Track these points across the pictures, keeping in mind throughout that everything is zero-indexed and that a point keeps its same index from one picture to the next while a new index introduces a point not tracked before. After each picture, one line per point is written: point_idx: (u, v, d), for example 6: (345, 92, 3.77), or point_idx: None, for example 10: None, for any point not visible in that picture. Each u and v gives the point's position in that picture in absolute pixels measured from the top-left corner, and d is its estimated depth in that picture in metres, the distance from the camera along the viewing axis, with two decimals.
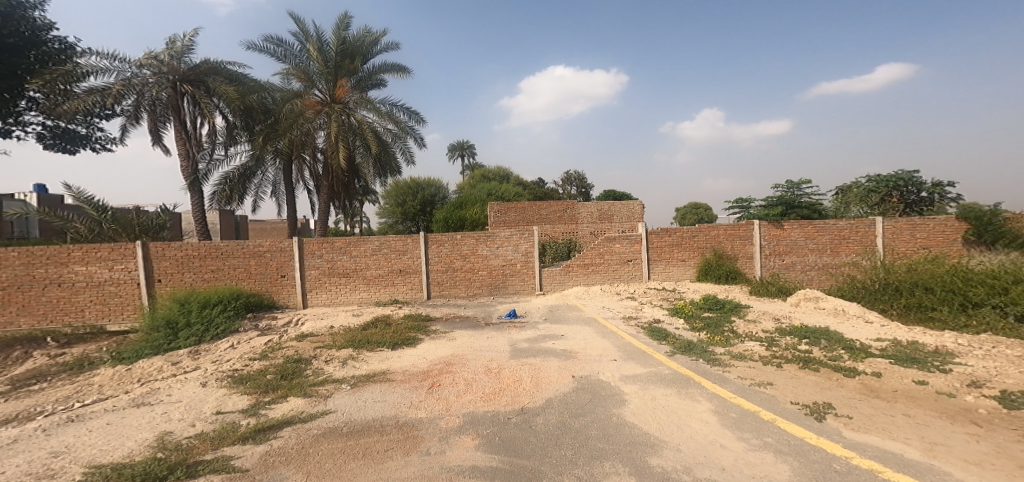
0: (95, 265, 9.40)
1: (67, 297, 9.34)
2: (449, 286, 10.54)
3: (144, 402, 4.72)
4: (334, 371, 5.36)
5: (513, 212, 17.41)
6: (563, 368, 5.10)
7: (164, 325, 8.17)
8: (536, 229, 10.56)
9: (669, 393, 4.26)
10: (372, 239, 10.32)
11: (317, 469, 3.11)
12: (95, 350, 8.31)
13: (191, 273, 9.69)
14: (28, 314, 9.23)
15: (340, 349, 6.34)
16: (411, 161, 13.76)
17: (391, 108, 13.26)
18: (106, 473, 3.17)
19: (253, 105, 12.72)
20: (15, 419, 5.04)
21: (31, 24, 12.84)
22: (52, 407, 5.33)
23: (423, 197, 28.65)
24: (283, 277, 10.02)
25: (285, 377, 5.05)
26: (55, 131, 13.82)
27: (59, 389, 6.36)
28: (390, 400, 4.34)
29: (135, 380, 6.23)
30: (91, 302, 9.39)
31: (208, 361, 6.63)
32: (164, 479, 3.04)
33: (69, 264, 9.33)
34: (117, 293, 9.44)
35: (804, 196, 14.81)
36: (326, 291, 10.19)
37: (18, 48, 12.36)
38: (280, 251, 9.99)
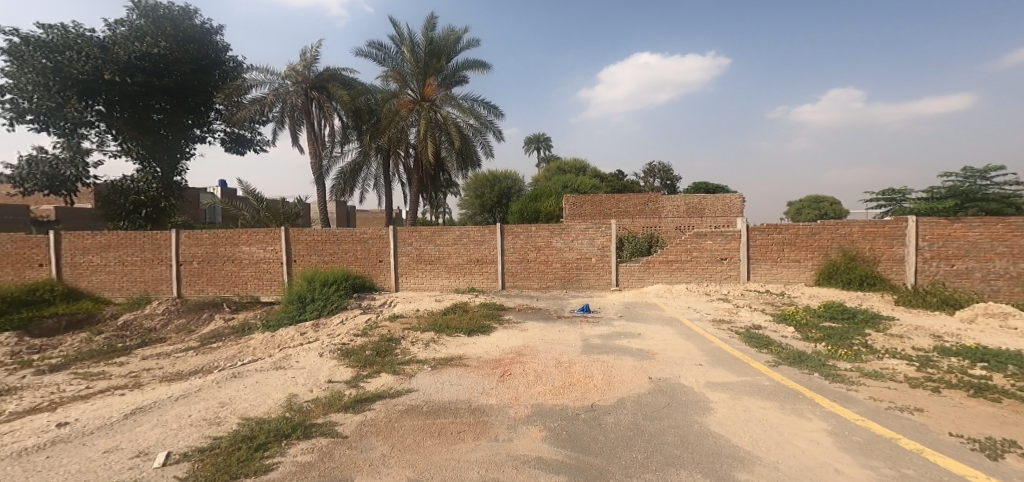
0: (255, 247, 11.21)
1: (237, 271, 11.28)
2: (521, 277, 10.61)
3: (276, 366, 5.58)
4: (419, 352, 5.76)
5: (590, 205, 16.74)
6: (638, 368, 4.86)
7: (297, 300, 9.51)
8: (614, 222, 10.14)
9: (768, 407, 3.82)
10: (454, 229, 10.78)
11: (400, 442, 3.39)
12: (252, 317, 9.99)
13: (317, 255, 11.06)
14: (213, 285, 11.34)
15: (424, 332, 6.76)
16: (491, 154, 14.03)
17: (472, 104, 13.72)
18: (245, 426, 3.79)
19: (361, 106, 14.07)
20: (200, 371, 6.30)
21: (217, 46, 16.13)
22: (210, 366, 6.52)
23: (501, 189, 29.11)
24: (381, 262, 10.94)
25: (379, 353, 5.57)
26: (230, 136, 16.67)
27: (227, 348, 7.75)
28: (465, 384, 4.54)
29: (276, 345, 7.33)
30: (252, 277, 11.24)
31: (325, 334, 7.54)
32: (288, 436, 3.56)
33: (239, 245, 11.27)
34: (268, 270, 11.17)
35: (988, 187, 12.05)
36: (415, 277, 10.89)
37: (208, 69, 15.85)
38: (380, 238, 10.92)
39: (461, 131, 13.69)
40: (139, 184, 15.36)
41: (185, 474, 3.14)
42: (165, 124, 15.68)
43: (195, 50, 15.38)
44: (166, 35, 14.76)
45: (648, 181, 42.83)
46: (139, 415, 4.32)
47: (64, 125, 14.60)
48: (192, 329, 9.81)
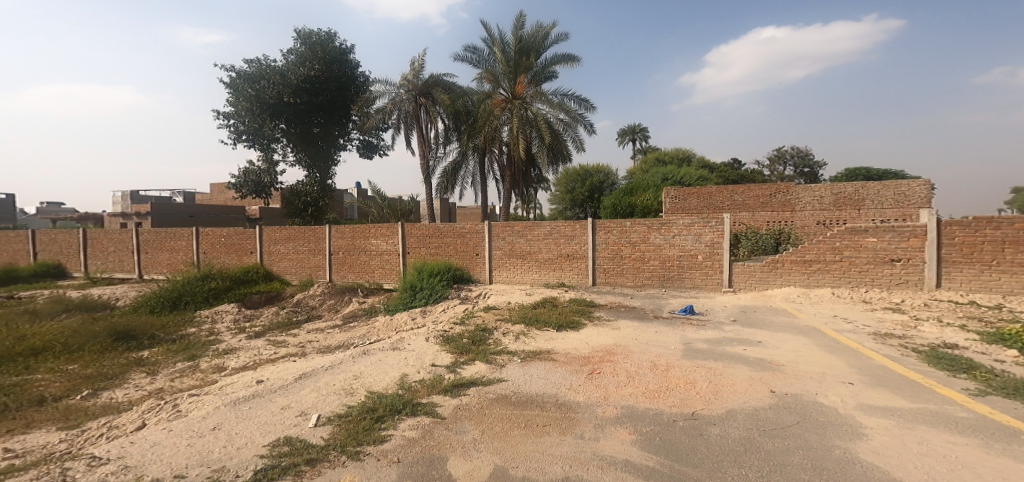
0: (380, 239, 12.35)
1: (367, 261, 12.53)
2: (615, 274, 10.27)
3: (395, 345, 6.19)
4: (510, 344, 5.90)
5: (697, 197, 15.59)
6: (755, 379, 4.45)
7: (407, 289, 10.50)
8: (725, 216, 9.32)
9: (960, 443, 3.20)
10: (545, 223, 10.75)
11: (490, 430, 3.57)
12: (378, 301, 11.14)
13: (425, 247, 11.84)
14: (351, 272, 12.71)
15: (515, 324, 6.89)
16: (581, 148, 13.70)
17: (562, 98, 13.55)
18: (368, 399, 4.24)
19: (459, 109, 14.73)
20: (340, 347, 7.15)
21: (352, 63, 18.62)
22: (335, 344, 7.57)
23: (592, 183, 28.03)
24: (477, 255, 11.34)
25: (473, 342, 5.84)
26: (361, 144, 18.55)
27: (356, 329, 8.74)
28: (552, 378, 4.58)
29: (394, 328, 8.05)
30: (379, 266, 12.41)
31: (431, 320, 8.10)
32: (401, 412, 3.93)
33: (369, 237, 12.50)
34: (389, 261, 12.27)
35: None
36: (506, 270, 11.08)
37: (347, 83, 18.39)
38: (476, 233, 11.33)
39: (551, 127, 13.60)
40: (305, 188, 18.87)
41: (330, 435, 3.63)
42: (321, 137, 18.73)
43: (337, 69, 18.00)
44: (317, 58, 17.56)
45: (774, 167, 38.90)
46: (305, 379, 5.05)
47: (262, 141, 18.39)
48: (340, 309, 11.41)
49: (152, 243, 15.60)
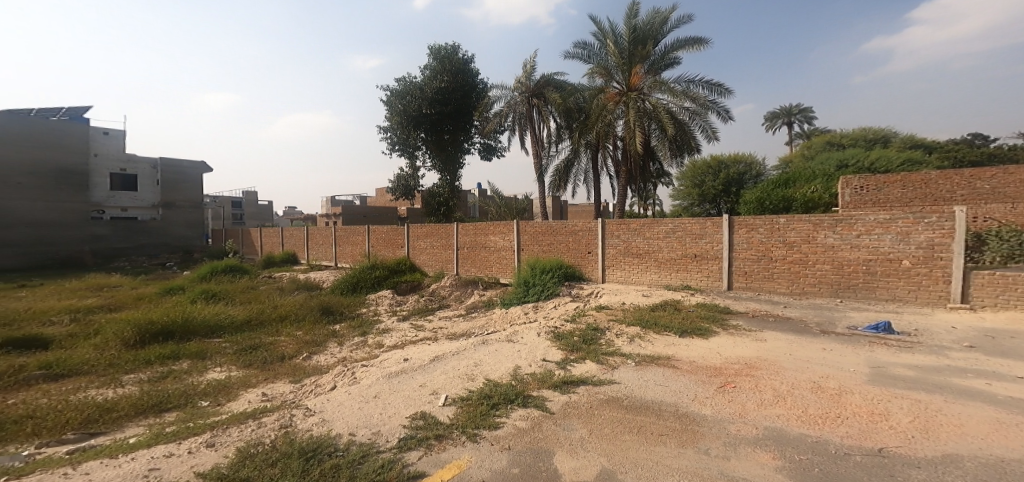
0: (498, 237, 13.47)
1: (487, 257, 13.80)
2: (760, 278, 9.26)
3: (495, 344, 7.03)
4: (623, 346, 5.79)
5: (896, 186, 13.63)
6: (996, 421, 3.61)
7: (520, 284, 11.20)
8: (955, 210, 7.40)
9: None
10: (667, 221, 10.30)
11: (598, 430, 3.74)
12: (493, 296, 12.45)
13: (537, 245, 12.33)
14: (475, 267, 14.29)
15: (629, 326, 6.69)
16: (712, 137, 12.77)
17: (687, 85, 12.73)
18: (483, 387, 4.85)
19: (571, 106, 14.66)
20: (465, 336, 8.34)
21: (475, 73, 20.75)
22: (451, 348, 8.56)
23: (727, 176, 25.97)
24: (589, 253, 11.47)
25: (583, 340, 5.89)
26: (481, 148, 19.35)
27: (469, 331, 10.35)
28: (671, 386, 4.45)
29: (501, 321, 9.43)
30: (498, 261, 13.56)
31: (540, 315, 8.38)
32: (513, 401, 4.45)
33: (488, 235, 13.74)
34: (507, 256, 13.33)
35: None
36: (620, 269, 10.93)
37: (470, 91, 20.51)
38: (589, 231, 11.48)
39: (674, 116, 12.83)
40: (438, 189, 21.51)
41: (452, 415, 4.39)
42: (451, 143, 21.10)
43: (462, 79, 20.26)
44: (446, 71, 19.99)
45: None
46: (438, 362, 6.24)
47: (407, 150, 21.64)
48: (462, 300, 12.97)
49: (343, 238, 22.03)
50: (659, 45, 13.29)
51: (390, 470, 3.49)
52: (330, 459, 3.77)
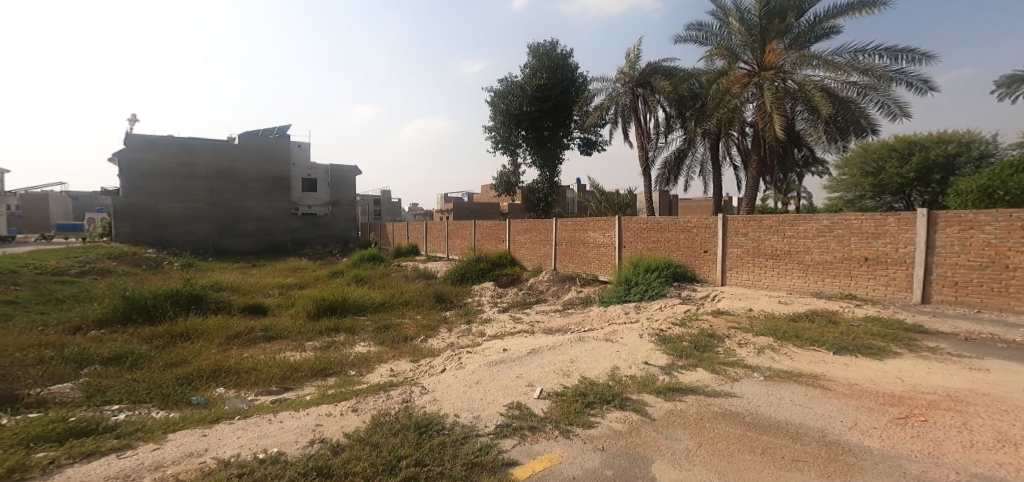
0: (597, 233, 13.51)
1: (585, 253, 13.99)
2: (979, 291, 7.48)
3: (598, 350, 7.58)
4: (747, 357, 5.70)
5: None
6: None
7: (624, 282, 10.95)
8: None
9: None
10: (819, 217, 9.18)
11: (708, 444, 3.84)
12: (592, 291, 12.42)
13: (642, 242, 12.20)
14: (571, 263, 14.65)
15: (758, 335, 6.48)
16: (894, 113, 11.22)
17: (851, 56, 11.32)
18: (585, 384, 5.43)
19: (684, 93, 13.90)
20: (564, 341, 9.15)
21: (573, 68, 20.62)
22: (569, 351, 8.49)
23: (927, 160, 21.53)
24: (706, 253, 10.91)
25: (694, 347, 5.97)
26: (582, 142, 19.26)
27: (571, 317, 11.09)
28: (816, 409, 4.27)
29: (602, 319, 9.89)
30: (596, 258, 13.57)
31: (643, 314, 8.70)
32: (610, 402, 4.84)
33: (587, 231, 13.88)
34: (604, 254, 13.30)
35: None
36: (748, 271, 10.19)
37: (568, 86, 20.42)
38: (705, 228, 10.91)
39: (831, 93, 11.46)
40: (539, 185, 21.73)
41: (547, 409, 4.90)
42: (551, 138, 21.19)
43: (561, 75, 20.26)
44: (545, 67, 20.13)
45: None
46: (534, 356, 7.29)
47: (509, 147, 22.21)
48: (560, 294, 13.28)
49: (455, 233, 24.55)
50: (802, 16, 12.07)
51: (488, 453, 4.06)
52: (438, 435, 4.52)
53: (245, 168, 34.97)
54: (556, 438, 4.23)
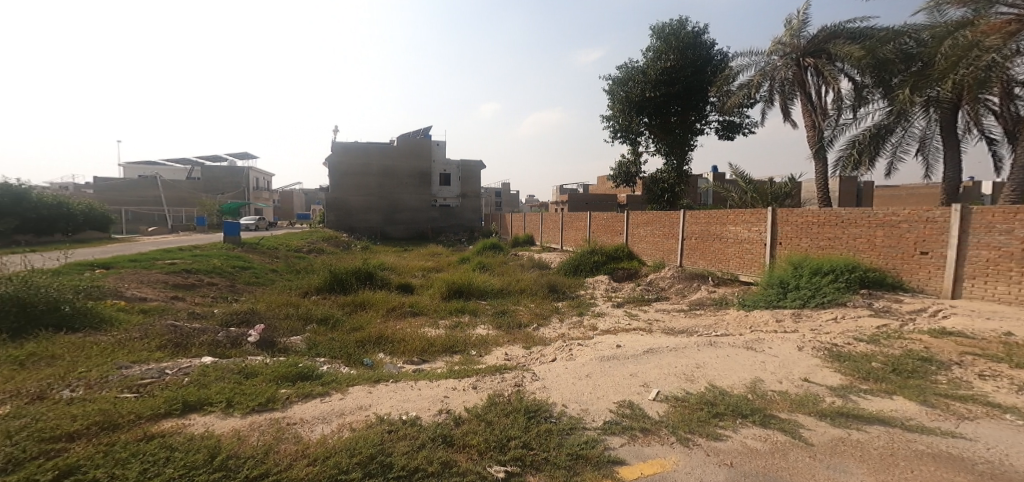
0: (741, 227, 12.14)
1: (722, 249, 12.58)
2: None
3: (729, 361, 7.18)
4: (992, 392, 5.12)
5: None
6: None
7: (776, 284, 9.74)
8: None
9: None
10: None
11: (888, 477, 3.88)
12: (731, 293, 11.12)
13: (809, 238, 10.59)
14: (703, 259, 13.33)
15: (1019, 370, 5.54)
16: None
17: None
18: (718, 393, 5.77)
19: (887, 55, 11.82)
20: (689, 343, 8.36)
21: (706, 47, 18.94)
22: (700, 357, 7.52)
23: None
24: (920, 254, 8.60)
25: (894, 371, 5.69)
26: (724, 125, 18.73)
27: (704, 317, 10.10)
28: None
29: (747, 325, 8.72)
30: (736, 255, 12.28)
31: (808, 328, 7.74)
32: (750, 416, 5.02)
33: (727, 225, 12.50)
34: (751, 250, 11.91)
35: None
36: (1006, 280, 7.43)
37: (701, 67, 18.81)
38: (921, 222, 8.57)
39: None
40: (663, 175, 20.64)
41: (663, 412, 5.36)
42: (679, 125, 19.65)
43: (691, 55, 18.69)
44: (672, 49, 18.73)
45: None
46: (649, 355, 7.73)
47: (630, 136, 21.14)
48: (686, 294, 12.16)
49: (570, 224, 24.08)
50: None
51: (591, 447, 4.60)
52: (546, 422, 5.14)
53: (403, 167, 40.07)
54: (671, 444, 4.61)
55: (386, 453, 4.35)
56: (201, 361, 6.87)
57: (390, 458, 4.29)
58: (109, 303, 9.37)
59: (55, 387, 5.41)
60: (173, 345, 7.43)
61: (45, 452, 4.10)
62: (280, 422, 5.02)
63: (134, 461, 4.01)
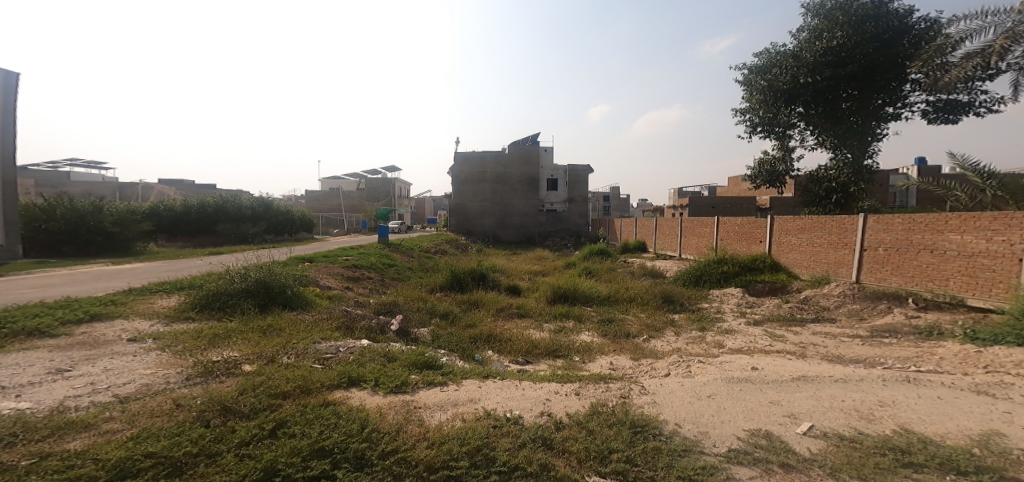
0: (972, 235, 9.26)
1: (937, 263, 9.91)
2: None
3: (937, 404, 5.45)
4: None
5: None
6: None
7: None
8: None
9: None
10: None
11: None
12: (949, 321, 8.72)
13: None
14: (899, 276, 10.68)
15: None
16: None
17: None
18: (913, 439, 4.52)
19: None
20: (888, 375, 6.56)
21: (898, 15, 15.69)
22: (884, 393, 5.80)
23: None
24: None
25: None
26: (937, 106, 16.01)
27: (904, 349, 7.88)
28: None
29: (982, 366, 6.64)
30: (959, 272, 9.46)
31: None
32: (966, 474, 3.98)
33: (945, 232, 9.77)
34: (990, 266, 8.93)
35: None
36: None
37: (894, 41, 15.66)
38: None
39: None
40: (834, 171, 17.80)
41: (817, 451, 4.39)
42: (854, 111, 16.88)
43: (872, 27, 15.63)
44: (841, 24, 15.95)
45: None
46: (802, 382, 6.21)
47: (777, 129, 18.68)
48: (864, 318, 9.90)
49: (690, 230, 21.97)
50: None
51: (709, 475, 3.92)
52: (654, 439, 4.45)
53: (516, 171, 40.27)
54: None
55: (491, 448, 4.02)
56: (361, 342, 6.96)
57: (495, 452, 3.95)
58: (308, 287, 10.44)
59: (279, 352, 5.93)
60: (343, 327, 7.79)
61: (268, 405, 4.38)
62: (409, 404, 4.80)
63: (316, 423, 4.08)
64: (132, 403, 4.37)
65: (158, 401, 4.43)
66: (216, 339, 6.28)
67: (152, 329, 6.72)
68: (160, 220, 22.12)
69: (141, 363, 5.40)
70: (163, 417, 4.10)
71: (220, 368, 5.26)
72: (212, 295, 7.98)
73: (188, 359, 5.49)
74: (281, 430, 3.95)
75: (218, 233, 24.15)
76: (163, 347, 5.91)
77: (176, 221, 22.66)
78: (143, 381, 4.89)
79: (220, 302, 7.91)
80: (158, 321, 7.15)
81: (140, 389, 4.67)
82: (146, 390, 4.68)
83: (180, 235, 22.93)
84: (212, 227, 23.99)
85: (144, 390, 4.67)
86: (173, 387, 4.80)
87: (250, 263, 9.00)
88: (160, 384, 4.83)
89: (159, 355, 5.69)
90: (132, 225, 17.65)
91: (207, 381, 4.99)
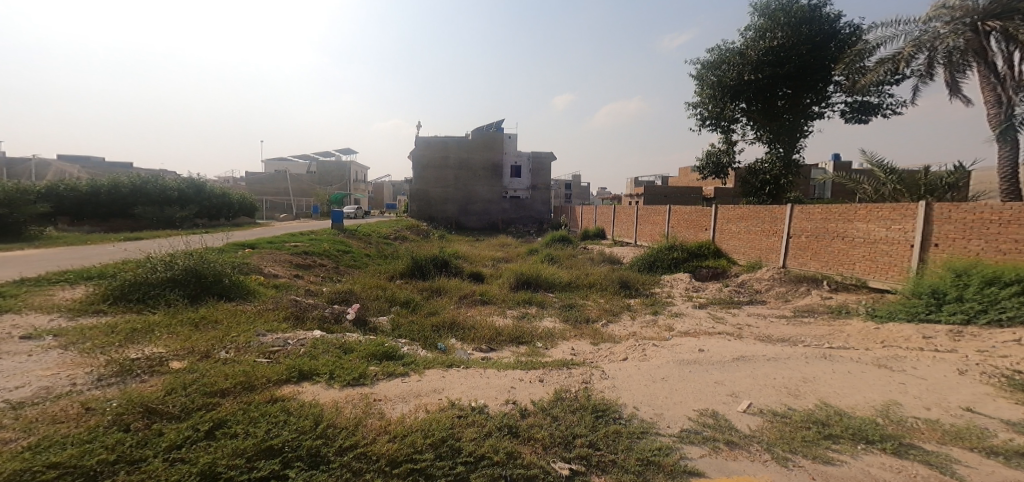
0: (875, 224, 10.20)
1: (846, 249, 10.89)
2: None
3: (848, 378, 6.13)
4: None
5: None
6: None
7: (929, 294, 8.17)
8: None
9: None
10: None
11: None
12: (856, 301, 9.68)
13: (983, 240, 8.32)
14: (816, 260, 11.65)
15: None
16: None
17: None
18: (831, 412, 5.12)
19: None
20: (807, 352, 7.27)
21: (828, 20, 16.82)
22: (807, 370, 6.47)
23: None
24: None
25: None
26: (853, 106, 17.23)
27: (819, 327, 8.69)
28: None
29: (880, 341, 7.45)
30: (863, 257, 10.44)
31: (973, 349, 6.55)
32: (874, 443, 4.55)
33: (854, 221, 10.72)
34: (887, 252, 9.89)
35: None
36: None
37: (822, 44, 16.78)
38: None
39: None
40: (767, 165, 18.92)
41: (755, 427, 4.89)
42: (788, 108, 17.97)
43: (808, 30, 16.67)
44: (781, 25, 16.87)
45: None
46: (741, 362, 6.80)
47: (723, 123, 19.60)
48: (789, 299, 10.75)
49: (645, 218, 22.78)
50: None
51: (664, 455, 4.33)
52: (614, 423, 4.84)
53: (478, 158, 40.22)
54: (763, 463, 4.31)
55: (456, 438, 4.27)
56: (313, 333, 7.03)
57: (460, 443, 4.20)
58: (250, 276, 10.26)
59: (214, 347, 5.94)
60: (293, 317, 7.83)
61: (202, 405, 4.45)
62: (368, 397, 4.99)
63: (261, 422, 4.22)
64: (29, 409, 4.33)
65: (61, 405, 4.42)
66: (134, 334, 6.19)
67: (52, 325, 6.53)
68: (61, 202, 20.50)
69: (39, 364, 5.31)
70: (67, 423, 4.11)
71: (141, 366, 5.26)
72: (129, 286, 7.75)
73: (98, 358, 5.42)
74: (219, 431, 4.07)
75: (134, 217, 22.99)
76: (66, 345, 5.81)
77: (81, 204, 21.09)
78: (42, 383, 4.84)
79: (139, 293, 7.72)
80: (61, 316, 6.94)
81: (37, 393, 4.62)
82: (46, 393, 4.65)
83: (86, 219, 21.45)
84: (129, 211, 22.80)
85: (43, 393, 4.64)
86: (81, 389, 4.78)
87: (176, 249, 8.79)
88: (62, 387, 4.79)
89: (61, 354, 5.59)
90: (23, 207, 16.55)
91: (123, 381, 4.99)
